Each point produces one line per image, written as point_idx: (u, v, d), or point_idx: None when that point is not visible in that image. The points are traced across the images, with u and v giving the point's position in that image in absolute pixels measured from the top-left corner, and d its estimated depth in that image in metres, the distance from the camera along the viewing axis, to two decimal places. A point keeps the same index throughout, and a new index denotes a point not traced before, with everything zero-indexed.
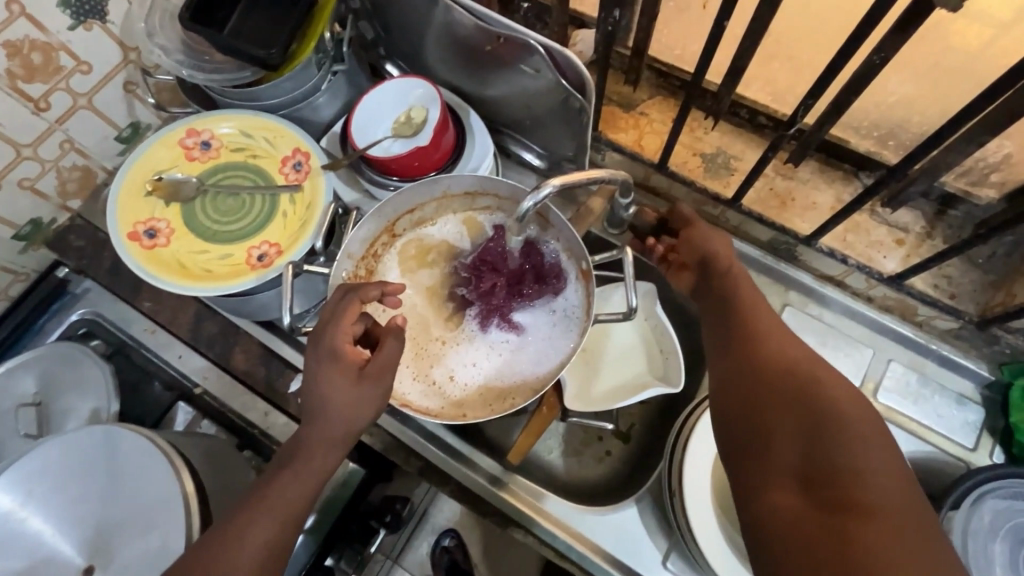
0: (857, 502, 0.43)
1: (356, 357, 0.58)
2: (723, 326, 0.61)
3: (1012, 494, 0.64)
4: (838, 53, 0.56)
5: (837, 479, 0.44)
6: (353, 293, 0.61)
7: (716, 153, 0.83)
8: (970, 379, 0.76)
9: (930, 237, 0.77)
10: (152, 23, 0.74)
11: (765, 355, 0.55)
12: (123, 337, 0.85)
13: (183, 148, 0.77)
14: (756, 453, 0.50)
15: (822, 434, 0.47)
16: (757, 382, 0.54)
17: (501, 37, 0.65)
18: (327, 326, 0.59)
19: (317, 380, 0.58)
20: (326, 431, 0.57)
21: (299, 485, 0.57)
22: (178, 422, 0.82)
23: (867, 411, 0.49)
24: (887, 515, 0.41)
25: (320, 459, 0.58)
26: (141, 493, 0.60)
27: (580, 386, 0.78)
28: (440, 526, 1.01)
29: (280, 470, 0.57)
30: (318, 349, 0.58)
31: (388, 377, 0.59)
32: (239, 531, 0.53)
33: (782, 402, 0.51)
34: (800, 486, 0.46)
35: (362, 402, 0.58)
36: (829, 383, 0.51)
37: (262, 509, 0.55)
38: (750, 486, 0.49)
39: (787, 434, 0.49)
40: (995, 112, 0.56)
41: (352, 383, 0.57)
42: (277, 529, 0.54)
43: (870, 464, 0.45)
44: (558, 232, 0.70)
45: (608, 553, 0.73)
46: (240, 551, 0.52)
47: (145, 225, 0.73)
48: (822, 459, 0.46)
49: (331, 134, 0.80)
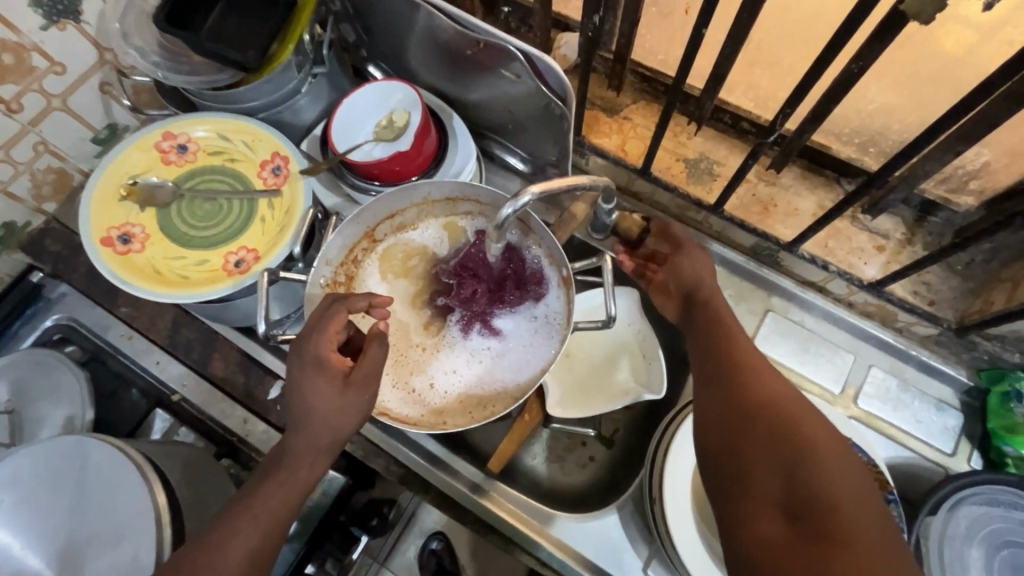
0: (836, 531, 0.43)
1: (340, 364, 0.57)
2: (704, 350, 0.60)
3: (988, 500, 0.64)
4: (815, 62, 0.56)
5: (816, 509, 0.45)
6: (341, 301, 0.59)
7: (699, 158, 0.83)
8: (949, 385, 0.76)
9: (910, 244, 0.77)
10: (128, 24, 0.72)
11: (743, 381, 0.55)
12: (98, 342, 0.84)
13: (159, 152, 0.75)
14: (738, 481, 0.49)
15: (801, 463, 0.47)
16: (736, 410, 0.53)
17: (481, 42, 0.64)
18: (311, 334, 0.58)
19: (302, 389, 0.57)
20: (312, 439, 0.56)
21: (283, 494, 0.56)
22: (155, 429, 0.80)
23: (842, 440, 0.49)
24: (866, 548, 0.42)
25: (306, 470, 0.57)
26: (112, 505, 0.59)
27: (563, 390, 0.78)
28: (428, 529, 0.99)
29: (263, 480, 0.56)
30: (301, 357, 0.57)
31: (373, 385, 0.57)
32: (222, 540, 0.52)
33: (761, 430, 0.50)
34: (781, 515, 0.46)
35: (348, 410, 0.56)
36: (806, 412, 0.51)
37: (245, 520, 0.54)
38: (732, 513, 0.49)
39: (766, 463, 0.49)
40: (973, 122, 0.57)
41: (338, 390, 0.56)
42: (260, 539, 0.54)
43: (849, 494, 0.45)
44: (540, 237, 0.70)
45: (588, 560, 0.73)
46: (222, 562, 0.51)
47: (119, 230, 0.72)
48: (802, 490, 0.46)
49: (312, 137, 0.79)
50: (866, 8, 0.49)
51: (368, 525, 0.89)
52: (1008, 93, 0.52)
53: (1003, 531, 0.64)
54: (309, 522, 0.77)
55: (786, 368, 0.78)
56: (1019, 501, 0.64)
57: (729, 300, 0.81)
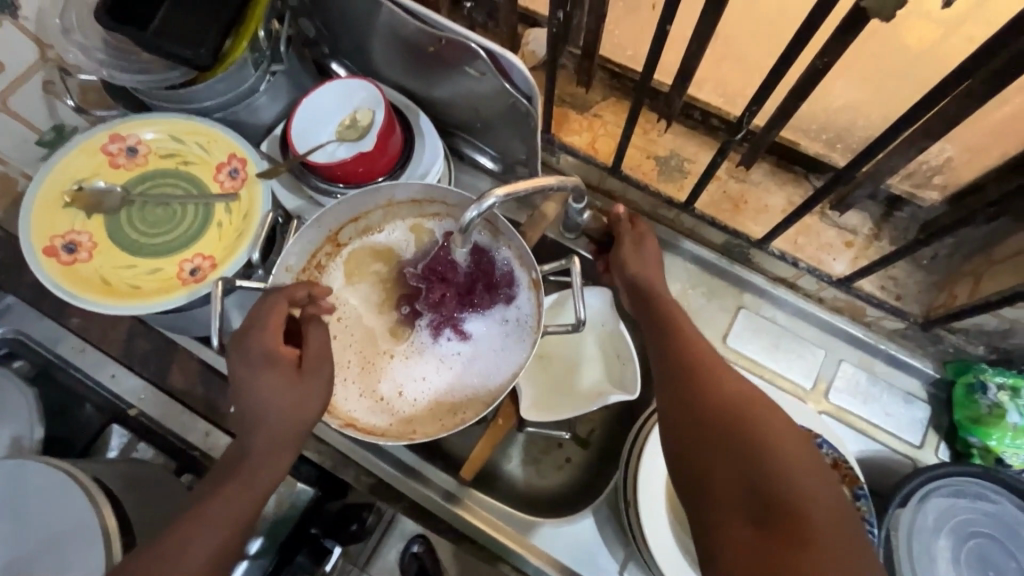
0: (800, 532, 0.43)
1: (290, 355, 0.56)
2: (663, 351, 0.59)
3: (955, 491, 0.65)
4: (780, 58, 0.56)
5: (779, 511, 0.44)
6: (278, 292, 0.58)
7: (670, 155, 0.82)
8: (917, 377, 0.77)
9: (877, 239, 0.78)
10: (69, 19, 0.69)
11: (701, 385, 0.54)
12: (48, 356, 0.79)
13: (106, 155, 0.71)
14: (704, 487, 0.49)
15: (762, 465, 0.47)
16: (695, 416, 0.52)
17: (444, 39, 0.62)
18: (251, 329, 0.56)
19: (253, 388, 0.55)
20: (274, 432, 0.54)
21: (247, 492, 0.53)
22: (112, 446, 0.75)
23: (798, 433, 0.50)
24: (830, 547, 0.42)
25: (273, 464, 0.54)
26: (58, 532, 0.56)
27: (537, 396, 0.77)
28: (409, 532, 0.93)
29: (223, 482, 0.53)
30: (245, 354, 0.55)
31: (326, 367, 0.57)
32: (181, 546, 0.49)
33: (721, 436, 0.50)
34: (746, 517, 0.45)
35: (307, 399, 0.56)
36: (766, 413, 0.51)
37: (201, 524, 0.50)
38: (702, 521, 0.48)
39: (728, 467, 0.48)
40: (936, 119, 0.57)
41: (291, 381, 0.55)
42: (224, 540, 0.51)
43: (810, 491, 0.45)
44: (508, 239, 0.68)
45: (563, 565, 0.72)
46: (182, 566, 0.48)
47: (64, 239, 0.68)
48: (765, 492, 0.45)
49: (272, 138, 0.76)
50: (828, 7, 0.48)
51: (346, 532, 0.79)
52: (968, 90, 0.53)
53: (969, 521, 0.65)
54: (276, 537, 0.74)
55: (758, 364, 0.78)
56: (982, 491, 0.66)
57: (702, 299, 0.81)
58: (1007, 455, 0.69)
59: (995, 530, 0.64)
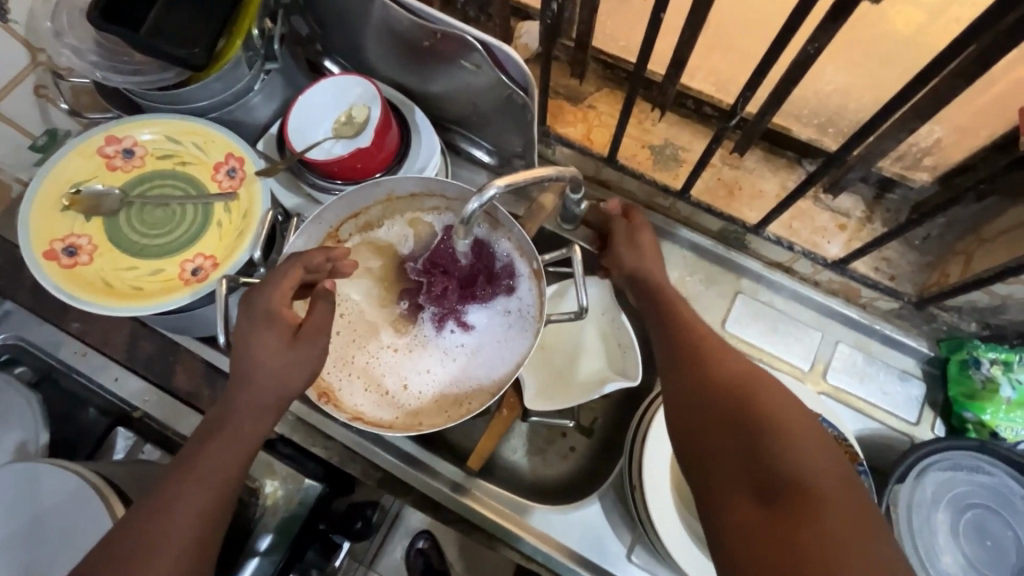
0: (801, 505, 0.43)
1: (290, 318, 0.58)
2: (666, 341, 0.60)
3: (952, 465, 0.67)
4: (771, 46, 0.57)
5: (778, 486, 0.45)
6: (295, 258, 0.60)
7: (664, 144, 0.83)
8: (911, 356, 0.79)
9: (870, 221, 0.79)
10: (60, 22, 0.68)
11: (703, 370, 0.55)
12: (50, 361, 0.79)
13: (103, 157, 0.71)
14: (707, 468, 0.50)
15: (762, 442, 0.48)
16: (695, 401, 0.53)
17: (438, 33, 0.63)
18: (262, 288, 0.58)
19: (250, 347, 0.56)
20: (259, 395, 0.56)
21: (230, 451, 0.54)
22: (117, 449, 0.76)
23: (798, 410, 0.50)
24: (830, 516, 0.42)
25: (253, 425, 0.56)
26: (72, 532, 0.58)
27: (540, 385, 0.78)
28: (414, 528, 0.94)
29: (207, 439, 0.55)
30: (250, 312, 0.57)
31: (323, 339, 0.58)
32: (170, 503, 0.51)
33: (719, 418, 0.51)
34: (747, 497, 0.46)
35: (297, 364, 0.57)
36: (766, 391, 0.52)
37: (190, 483, 0.52)
38: (708, 502, 0.49)
39: (728, 450, 0.49)
40: (924, 101, 0.58)
41: (286, 345, 0.57)
42: (211, 500, 0.52)
43: (809, 465, 0.46)
44: (508, 230, 0.69)
45: (573, 551, 0.73)
46: (172, 526, 0.50)
47: (63, 242, 0.68)
48: (767, 469, 0.46)
49: (268, 137, 0.76)
50: None
51: (353, 529, 0.85)
52: (956, 71, 0.54)
53: (966, 493, 0.66)
54: (288, 534, 0.73)
55: (757, 348, 0.79)
56: (978, 464, 0.67)
57: (700, 285, 0.82)
58: (1002, 429, 0.71)
59: (991, 501, 0.66)
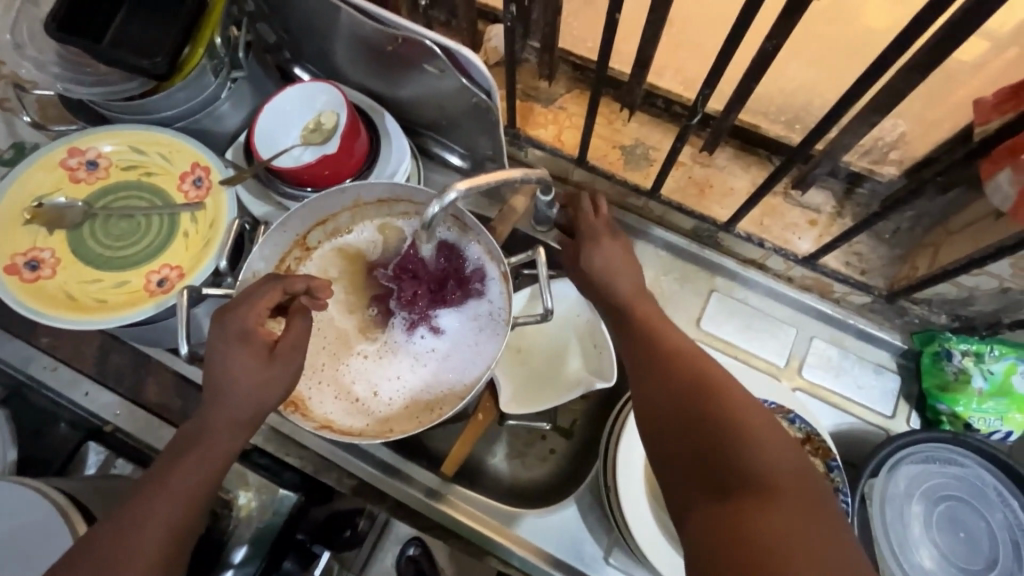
0: (760, 501, 0.43)
1: (266, 337, 0.57)
2: (639, 341, 0.60)
3: (925, 458, 0.67)
4: (728, 42, 0.57)
5: (743, 485, 0.45)
6: (277, 279, 0.58)
7: (635, 144, 0.83)
8: (886, 350, 0.79)
9: (840, 216, 0.80)
10: (20, 34, 0.68)
11: (675, 371, 0.55)
12: (19, 377, 0.78)
13: (66, 170, 0.71)
14: (675, 465, 0.49)
15: (729, 440, 0.48)
16: (665, 395, 0.53)
17: (399, 38, 0.62)
18: (240, 306, 0.57)
19: (222, 363, 0.55)
20: (231, 411, 0.55)
21: (201, 468, 0.54)
22: (90, 463, 0.74)
23: (767, 412, 0.50)
24: (791, 514, 0.42)
25: (226, 441, 0.55)
26: (27, 552, 0.57)
27: (515, 389, 0.77)
28: (405, 534, 0.80)
29: (180, 455, 0.54)
30: (224, 331, 0.56)
31: (298, 357, 0.58)
32: (139, 519, 0.51)
33: (689, 417, 0.51)
34: (713, 495, 0.46)
35: (272, 383, 0.56)
36: (736, 392, 0.52)
37: (159, 496, 0.52)
38: (674, 500, 0.48)
39: (696, 448, 0.49)
40: (883, 95, 0.59)
41: (259, 364, 0.56)
42: (179, 515, 0.52)
43: (775, 465, 0.46)
44: (477, 234, 0.68)
45: (550, 555, 0.73)
46: (139, 539, 0.50)
47: (26, 256, 0.68)
48: (733, 469, 0.46)
49: (237, 145, 0.75)
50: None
51: (340, 538, 0.77)
52: (912, 65, 0.54)
53: (940, 486, 0.66)
54: (259, 546, 0.72)
55: (731, 345, 0.79)
56: (952, 456, 0.67)
57: (675, 284, 0.81)
58: (975, 420, 0.71)
59: (966, 494, 0.66)
